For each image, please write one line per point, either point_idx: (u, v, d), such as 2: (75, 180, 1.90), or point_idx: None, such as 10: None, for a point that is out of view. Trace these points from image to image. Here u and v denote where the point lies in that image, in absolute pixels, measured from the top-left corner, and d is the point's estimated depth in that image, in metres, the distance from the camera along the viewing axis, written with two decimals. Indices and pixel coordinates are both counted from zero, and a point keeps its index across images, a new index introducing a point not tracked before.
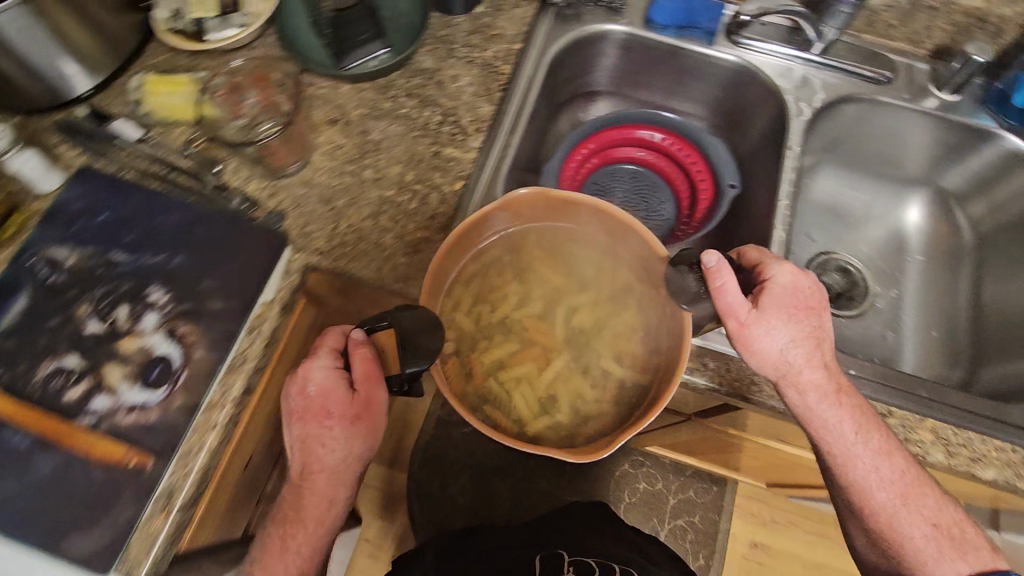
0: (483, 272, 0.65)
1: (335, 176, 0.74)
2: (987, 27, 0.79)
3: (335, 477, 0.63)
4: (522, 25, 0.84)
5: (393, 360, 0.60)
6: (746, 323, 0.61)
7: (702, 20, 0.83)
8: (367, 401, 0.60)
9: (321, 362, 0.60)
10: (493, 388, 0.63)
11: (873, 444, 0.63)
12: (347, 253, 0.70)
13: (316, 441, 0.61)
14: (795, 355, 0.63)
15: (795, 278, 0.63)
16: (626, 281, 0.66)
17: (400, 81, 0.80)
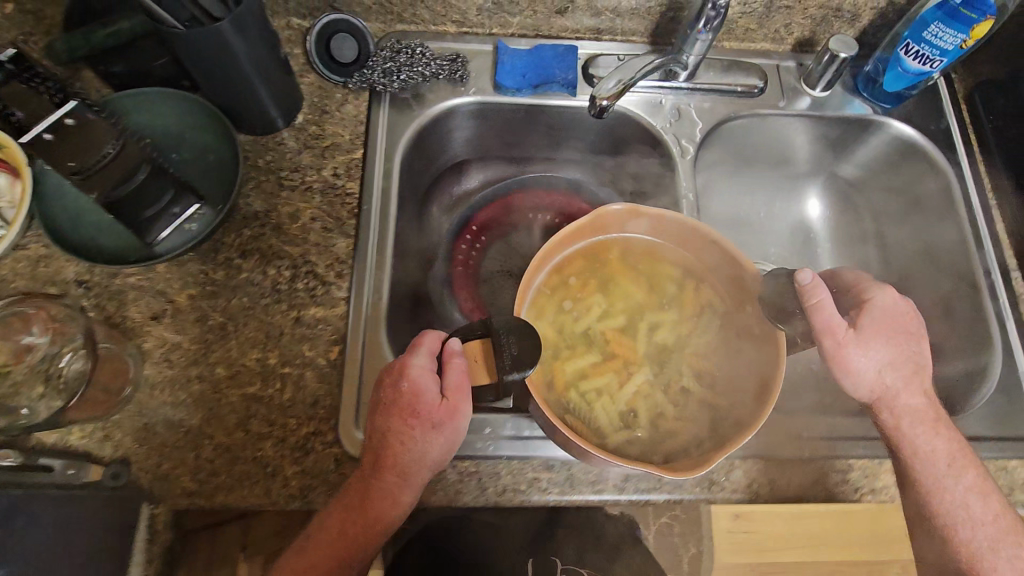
0: (640, 266, 0.65)
1: (181, 388, 0.60)
2: (844, 15, 0.74)
3: (407, 479, 0.53)
4: (355, 126, 0.71)
5: (491, 369, 0.54)
6: (842, 340, 0.57)
7: (555, 72, 0.74)
8: (455, 408, 0.53)
9: (416, 361, 0.54)
10: (575, 401, 0.58)
11: (965, 480, 0.58)
12: (224, 484, 0.57)
13: (397, 449, 0.53)
14: (893, 380, 0.59)
15: (897, 300, 0.60)
16: (708, 300, 0.64)
17: (227, 240, 0.65)
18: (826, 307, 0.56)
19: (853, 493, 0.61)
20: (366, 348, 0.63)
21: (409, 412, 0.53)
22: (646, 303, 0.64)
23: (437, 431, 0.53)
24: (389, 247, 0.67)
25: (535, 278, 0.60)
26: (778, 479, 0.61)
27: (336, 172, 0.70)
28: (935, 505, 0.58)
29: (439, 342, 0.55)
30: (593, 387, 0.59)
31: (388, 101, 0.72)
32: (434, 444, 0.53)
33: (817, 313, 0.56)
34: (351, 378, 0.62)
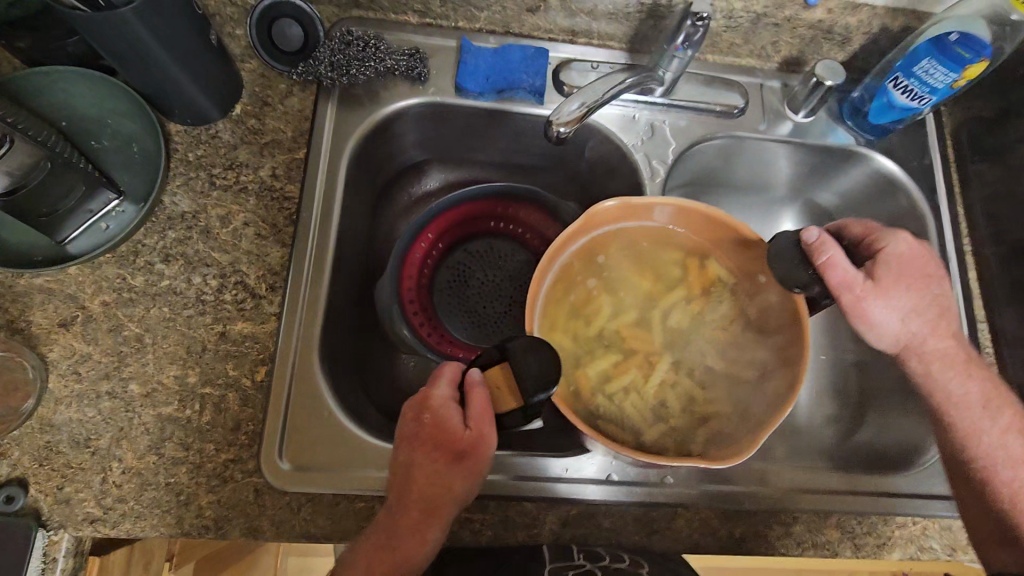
0: (651, 257, 0.62)
1: (89, 404, 0.55)
2: (834, 37, 0.69)
3: (433, 517, 0.49)
4: (300, 122, 0.65)
5: (516, 395, 0.49)
6: (862, 293, 0.55)
7: (522, 78, 0.68)
8: (478, 441, 0.48)
9: (438, 392, 0.50)
10: (599, 401, 0.56)
11: (1001, 420, 0.57)
12: (131, 511, 0.53)
13: (422, 482, 0.49)
14: (918, 326, 0.57)
15: (910, 245, 0.58)
16: (719, 280, 0.62)
17: (149, 241, 0.60)
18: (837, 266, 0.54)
19: (794, 548, 0.60)
20: (296, 370, 0.59)
21: (431, 434, 0.49)
22: (655, 292, 0.62)
23: (459, 459, 0.48)
24: (328, 259, 0.62)
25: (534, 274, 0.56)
26: (719, 529, 0.60)
27: (270, 169, 0.64)
28: (972, 450, 0.57)
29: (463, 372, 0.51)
30: (610, 382, 0.58)
31: (338, 96, 0.67)
32: (457, 469, 0.49)
33: (829, 271, 0.54)
34: (276, 403, 0.57)
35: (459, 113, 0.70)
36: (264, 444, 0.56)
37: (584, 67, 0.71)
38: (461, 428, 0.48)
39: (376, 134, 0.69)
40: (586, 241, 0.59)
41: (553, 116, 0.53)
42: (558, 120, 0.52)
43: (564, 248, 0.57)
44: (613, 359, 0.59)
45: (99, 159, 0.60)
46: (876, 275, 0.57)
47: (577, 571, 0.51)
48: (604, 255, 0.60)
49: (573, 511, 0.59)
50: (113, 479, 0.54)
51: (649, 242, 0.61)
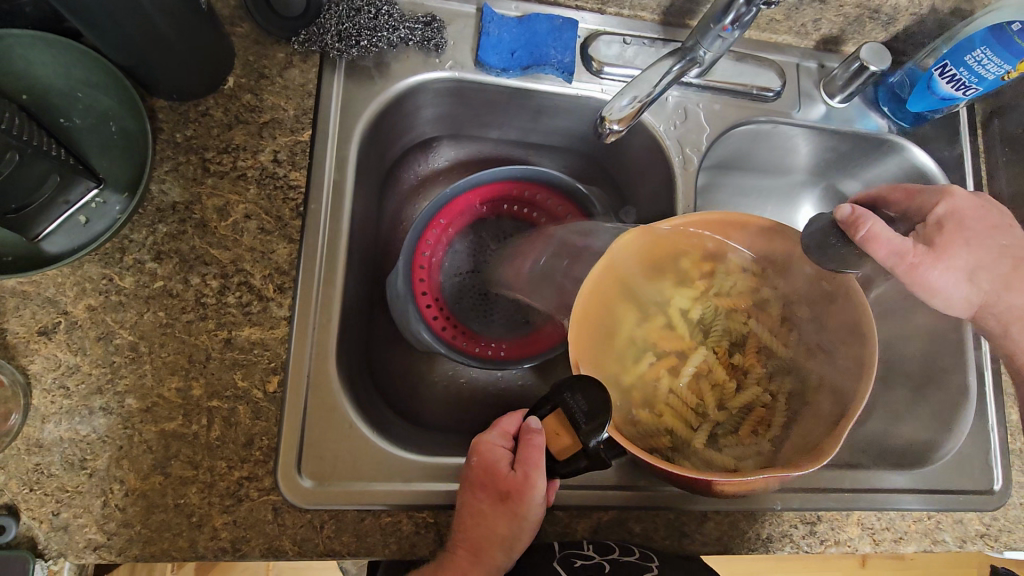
0: (694, 265, 0.57)
1: (80, 422, 0.50)
2: (879, 16, 0.65)
3: (479, 557, 0.50)
4: (303, 99, 0.58)
5: (573, 440, 0.49)
6: (923, 260, 0.54)
7: (549, 53, 0.62)
8: (524, 484, 0.50)
9: (492, 437, 0.53)
10: (632, 413, 0.53)
11: None
12: (138, 537, 0.49)
13: (471, 521, 0.51)
14: (986, 282, 0.57)
15: (963, 200, 0.57)
16: (755, 279, 0.58)
17: (137, 237, 0.53)
18: (890, 238, 0.52)
19: (816, 545, 0.60)
20: (313, 377, 0.55)
21: (481, 477, 0.52)
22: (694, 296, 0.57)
23: (504, 501, 0.51)
24: (340, 256, 0.57)
25: (580, 295, 0.51)
26: (747, 530, 0.59)
27: (271, 153, 0.57)
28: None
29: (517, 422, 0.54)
30: (641, 391, 0.54)
31: (345, 69, 0.60)
32: (504, 511, 0.51)
33: (877, 246, 0.52)
34: (292, 415, 0.53)
35: (481, 89, 0.64)
36: (279, 458, 0.52)
37: (615, 40, 0.65)
38: (510, 472, 0.51)
39: (388, 112, 0.62)
40: (629, 250, 0.54)
41: (606, 110, 0.58)
42: (610, 117, 0.58)
43: (608, 257, 0.53)
44: (646, 364, 0.55)
45: (72, 141, 0.53)
46: (932, 240, 0.55)
47: (581, 561, 0.52)
48: (645, 263, 0.56)
49: (604, 518, 0.57)
50: (117, 502, 0.49)
51: (691, 253, 0.57)
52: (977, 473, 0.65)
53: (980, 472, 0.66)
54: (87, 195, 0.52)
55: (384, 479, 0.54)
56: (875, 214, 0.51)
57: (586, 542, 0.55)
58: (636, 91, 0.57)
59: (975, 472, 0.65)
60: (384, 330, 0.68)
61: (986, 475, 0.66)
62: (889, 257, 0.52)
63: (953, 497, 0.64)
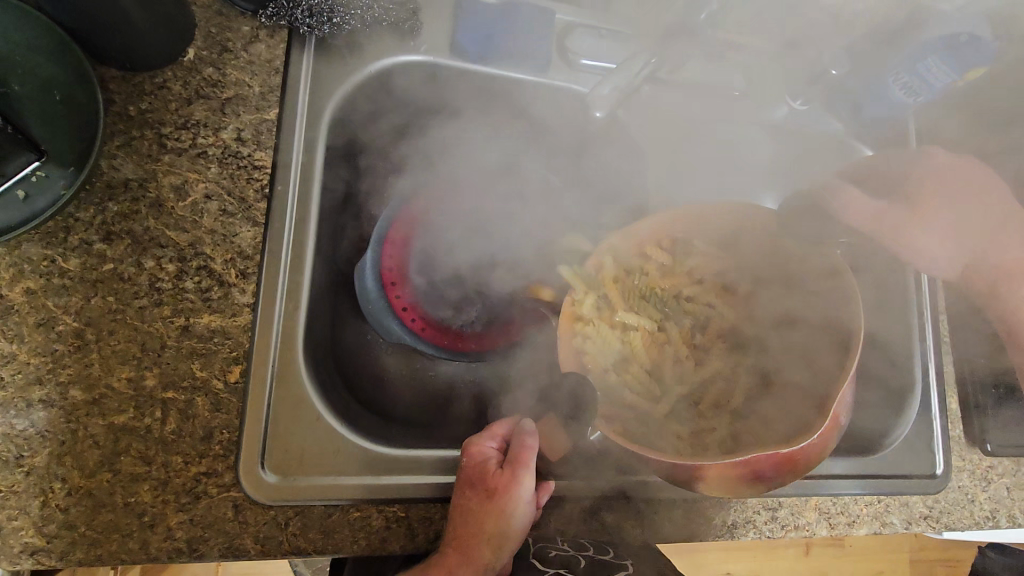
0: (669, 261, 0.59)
1: (15, 415, 0.46)
2: None
3: (467, 556, 0.49)
4: (269, 76, 0.55)
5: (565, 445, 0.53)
6: (902, 220, 0.57)
7: (524, 44, 0.62)
8: (512, 481, 0.51)
9: (483, 439, 0.54)
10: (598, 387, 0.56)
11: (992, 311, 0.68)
12: (83, 539, 0.46)
13: (462, 523, 0.50)
14: (974, 247, 0.61)
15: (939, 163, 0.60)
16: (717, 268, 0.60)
17: (83, 215, 0.49)
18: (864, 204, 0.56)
19: (778, 530, 0.63)
20: (277, 366, 0.52)
21: (469, 478, 0.52)
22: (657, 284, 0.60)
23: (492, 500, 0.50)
24: (308, 241, 0.54)
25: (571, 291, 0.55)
26: (713, 517, 0.61)
27: (234, 131, 0.54)
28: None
29: (507, 427, 0.55)
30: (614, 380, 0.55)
31: (315, 47, 0.57)
32: (493, 509, 0.50)
33: (847, 208, 0.56)
34: (255, 408, 0.50)
35: (456, 75, 0.63)
36: (241, 453, 0.49)
37: (591, 34, 0.65)
38: (499, 470, 0.51)
39: (359, 94, 0.60)
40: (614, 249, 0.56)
41: (590, 97, 0.63)
42: (592, 104, 0.63)
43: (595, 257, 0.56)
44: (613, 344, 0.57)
45: (8, 107, 0.48)
46: (916, 201, 0.58)
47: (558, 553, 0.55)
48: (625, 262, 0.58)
49: (576, 508, 0.58)
50: (60, 503, 0.46)
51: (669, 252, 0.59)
52: (922, 458, 0.69)
53: (927, 459, 0.69)
54: (26, 168, 0.48)
55: (352, 473, 0.52)
56: (842, 185, 0.56)
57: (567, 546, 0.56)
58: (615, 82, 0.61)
59: (920, 457, 0.69)
60: (351, 320, 0.65)
61: (932, 461, 0.69)
62: (863, 218, 0.56)
63: (901, 482, 0.68)
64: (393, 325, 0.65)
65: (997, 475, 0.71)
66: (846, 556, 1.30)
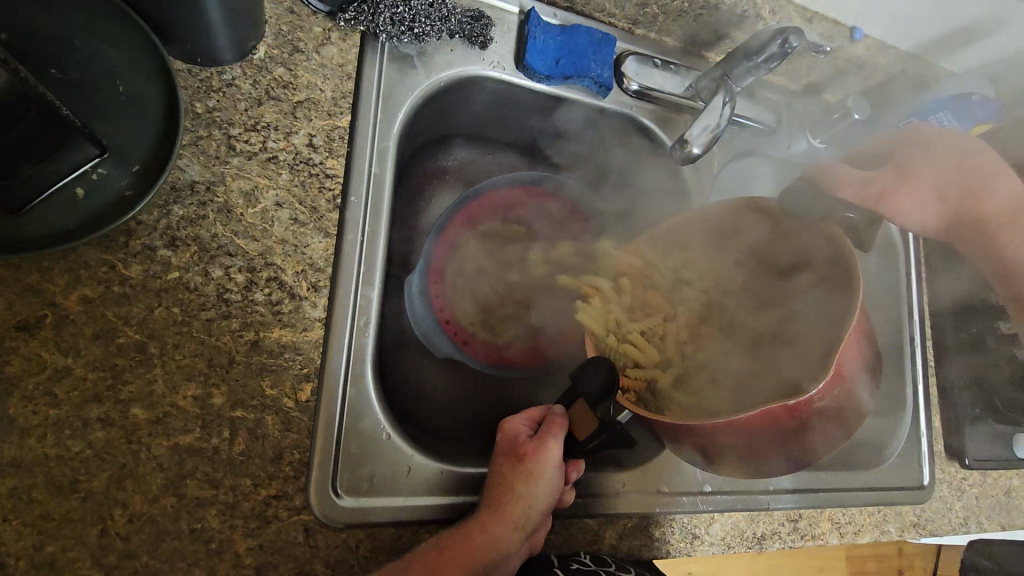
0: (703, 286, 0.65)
1: (69, 436, 0.42)
2: (861, 73, 0.74)
3: (500, 516, 0.50)
4: (342, 81, 0.53)
5: (590, 419, 0.54)
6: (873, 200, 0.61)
7: (592, 66, 0.62)
8: (541, 449, 0.54)
9: (516, 419, 0.58)
10: (646, 405, 0.59)
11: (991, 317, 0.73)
12: (144, 570, 0.42)
13: (499, 488, 0.53)
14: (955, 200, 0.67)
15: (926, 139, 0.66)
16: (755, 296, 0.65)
17: (146, 219, 0.45)
18: (849, 181, 0.60)
19: (797, 540, 0.67)
20: (346, 383, 0.51)
21: (505, 450, 0.56)
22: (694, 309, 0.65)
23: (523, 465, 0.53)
24: (378, 253, 0.53)
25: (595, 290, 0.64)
26: (746, 530, 0.64)
27: (306, 135, 0.51)
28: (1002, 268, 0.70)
29: (541, 409, 0.59)
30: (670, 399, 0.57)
31: (385, 53, 0.56)
32: (524, 473, 0.53)
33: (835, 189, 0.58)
34: (325, 427, 0.49)
35: (517, 91, 0.63)
36: (314, 474, 0.47)
37: (645, 62, 0.67)
38: (529, 441, 0.55)
39: (424, 103, 0.59)
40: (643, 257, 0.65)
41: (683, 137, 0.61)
42: (690, 141, 0.60)
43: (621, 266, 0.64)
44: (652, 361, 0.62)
45: (64, 97, 0.44)
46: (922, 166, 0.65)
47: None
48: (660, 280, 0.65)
49: (628, 524, 0.59)
50: (121, 530, 0.42)
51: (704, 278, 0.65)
52: (913, 471, 0.76)
53: (919, 472, 0.77)
54: (85, 165, 0.43)
55: (420, 494, 0.52)
56: (832, 166, 0.61)
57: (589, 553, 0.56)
58: (706, 121, 0.60)
59: (912, 471, 0.76)
60: (397, 332, 0.64)
61: (922, 474, 0.77)
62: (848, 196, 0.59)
63: (896, 493, 0.74)
64: (436, 336, 0.67)
65: (968, 488, 0.80)
66: (804, 557, 1.39)
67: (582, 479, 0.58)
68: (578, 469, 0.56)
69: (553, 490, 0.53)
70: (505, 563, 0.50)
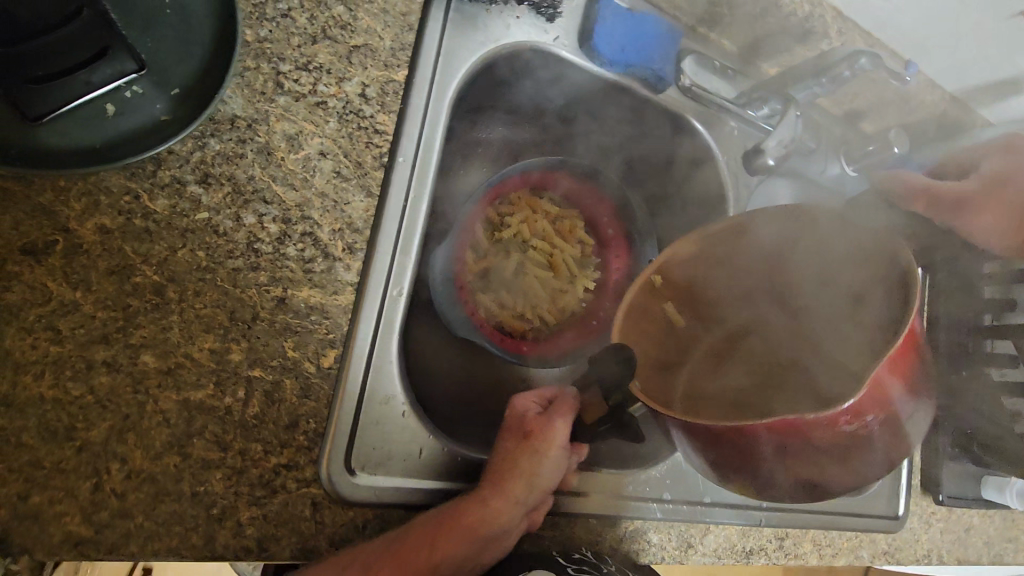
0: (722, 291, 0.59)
1: (68, 378, 0.37)
2: (905, 106, 0.75)
3: (502, 492, 0.48)
4: (403, 31, 0.49)
5: None
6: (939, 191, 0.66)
7: (656, 56, 0.61)
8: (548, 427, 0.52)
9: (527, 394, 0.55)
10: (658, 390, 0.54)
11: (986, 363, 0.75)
12: (139, 532, 0.39)
13: (500, 463, 0.51)
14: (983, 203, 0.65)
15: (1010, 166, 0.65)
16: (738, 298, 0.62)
17: (179, 149, 0.41)
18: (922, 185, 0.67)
19: (781, 558, 0.68)
20: (371, 354, 0.48)
21: (517, 424, 0.53)
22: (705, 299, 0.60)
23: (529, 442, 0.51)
24: (418, 220, 0.50)
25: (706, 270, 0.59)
26: (736, 544, 0.65)
27: (359, 82, 0.47)
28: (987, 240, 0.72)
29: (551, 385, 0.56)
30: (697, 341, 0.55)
31: (448, 9, 0.53)
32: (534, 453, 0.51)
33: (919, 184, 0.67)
34: (347, 400, 0.46)
35: (574, 74, 0.61)
36: (327, 446, 0.45)
37: (703, 61, 0.66)
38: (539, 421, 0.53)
39: (479, 67, 0.56)
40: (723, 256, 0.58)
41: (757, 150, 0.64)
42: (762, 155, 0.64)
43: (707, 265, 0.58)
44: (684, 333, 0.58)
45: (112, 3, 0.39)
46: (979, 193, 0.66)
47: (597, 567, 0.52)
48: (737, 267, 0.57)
49: (628, 526, 0.58)
50: (117, 485, 0.38)
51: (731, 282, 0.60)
52: (892, 501, 0.78)
53: (898, 503, 0.79)
54: (119, 80, 0.39)
55: (430, 475, 0.50)
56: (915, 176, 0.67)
57: (588, 550, 0.55)
58: (781, 135, 0.61)
59: (892, 501, 0.78)
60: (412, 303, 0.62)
61: (902, 506, 0.79)
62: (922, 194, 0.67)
63: (873, 520, 0.77)
64: (457, 318, 0.64)
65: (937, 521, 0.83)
66: None
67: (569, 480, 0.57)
68: (579, 454, 0.54)
69: (555, 468, 0.51)
70: (502, 535, 0.48)
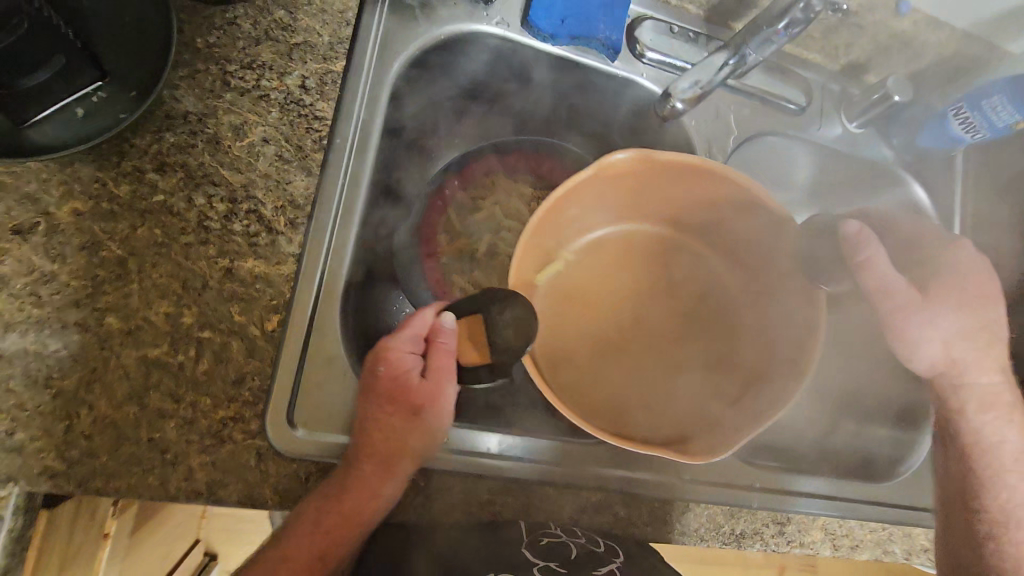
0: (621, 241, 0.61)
1: (48, 336, 0.45)
2: (908, 51, 0.68)
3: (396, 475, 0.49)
4: (340, 27, 0.54)
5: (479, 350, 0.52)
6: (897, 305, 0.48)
7: (602, 27, 0.61)
8: (433, 391, 0.50)
9: (400, 345, 0.51)
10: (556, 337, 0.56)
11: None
12: (103, 469, 0.45)
13: (380, 434, 0.49)
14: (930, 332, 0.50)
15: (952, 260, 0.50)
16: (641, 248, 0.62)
17: (140, 142, 0.48)
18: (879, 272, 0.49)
19: (784, 546, 0.62)
20: (315, 320, 0.52)
21: (395, 389, 0.50)
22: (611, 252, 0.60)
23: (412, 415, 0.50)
24: (359, 196, 0.54)
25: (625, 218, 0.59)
26: (724, 525, 0.60)
27: (298, 75, 0.53)
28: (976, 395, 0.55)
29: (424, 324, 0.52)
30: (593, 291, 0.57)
31: (387, 5, 0.58)
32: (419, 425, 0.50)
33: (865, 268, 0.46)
34: (290, 360, 0.50)
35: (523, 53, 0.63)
36: (270, 403, 0.49)
37: (660, 27, 0.65)
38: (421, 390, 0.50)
39: (422, 54, 0.59)
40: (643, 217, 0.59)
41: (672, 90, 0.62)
42: (674, 97, 0.62)
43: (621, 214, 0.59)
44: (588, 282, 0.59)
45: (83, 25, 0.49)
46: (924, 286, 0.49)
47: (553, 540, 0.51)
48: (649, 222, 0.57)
49: (592, 498, 0.57)
50: (84, 427, 0.45)
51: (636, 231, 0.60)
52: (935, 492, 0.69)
53: None
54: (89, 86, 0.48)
55: None
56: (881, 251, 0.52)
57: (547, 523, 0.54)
58: (693, 76, 0.60)
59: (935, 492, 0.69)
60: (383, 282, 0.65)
61: None
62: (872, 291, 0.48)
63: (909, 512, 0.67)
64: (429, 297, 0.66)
65: None
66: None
67: (521, 442, 0.57)
68: None
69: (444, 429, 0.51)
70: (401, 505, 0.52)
